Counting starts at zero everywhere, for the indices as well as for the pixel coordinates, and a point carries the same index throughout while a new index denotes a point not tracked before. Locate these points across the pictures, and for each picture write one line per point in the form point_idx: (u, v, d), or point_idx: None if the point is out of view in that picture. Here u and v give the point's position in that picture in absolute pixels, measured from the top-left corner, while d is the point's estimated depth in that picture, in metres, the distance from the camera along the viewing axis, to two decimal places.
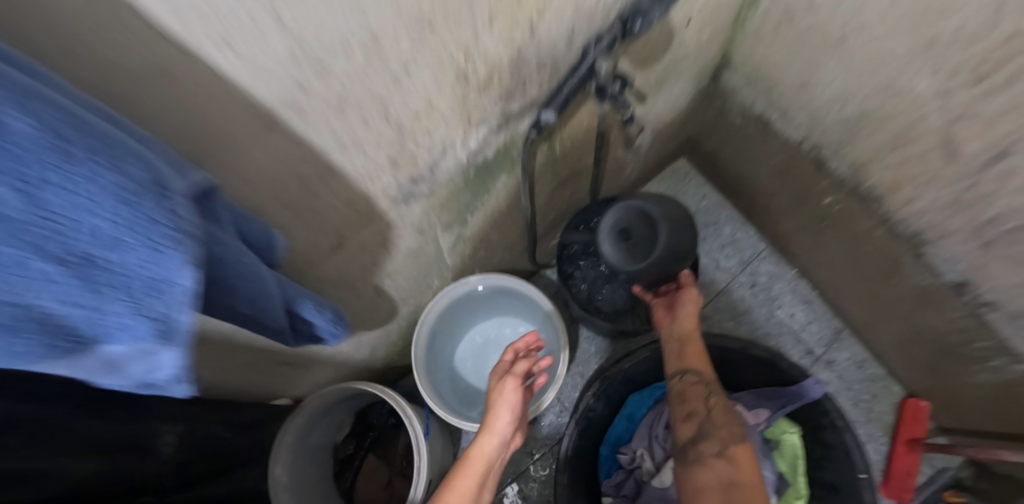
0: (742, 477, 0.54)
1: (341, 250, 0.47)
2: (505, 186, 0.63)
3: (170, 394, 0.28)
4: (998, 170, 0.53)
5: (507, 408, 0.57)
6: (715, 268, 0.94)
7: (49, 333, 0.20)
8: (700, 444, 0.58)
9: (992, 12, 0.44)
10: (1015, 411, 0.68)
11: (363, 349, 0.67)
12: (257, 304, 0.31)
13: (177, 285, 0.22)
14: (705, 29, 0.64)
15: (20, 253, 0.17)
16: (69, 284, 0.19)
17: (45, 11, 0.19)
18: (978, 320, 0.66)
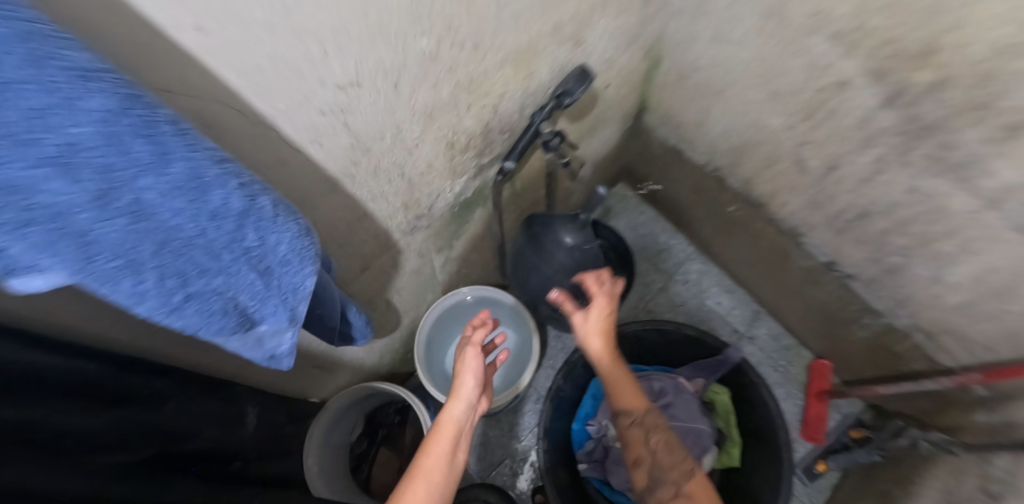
0: None
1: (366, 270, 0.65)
2: (481, 216, 0.82)
3: (277, 367, 0.43)
4: (832, 178, 0.75)
5: (467, 379, 0.72)
6: (653, 270, 1.13)
7: (242, 319, 0.35)
8: (656, 491, 0.73)
9: (812, 72, 0.66)
10: (885, 356, 0.89)
11: (373, 355, 0.82)
12: (322, 302, 0.48)
13: (305, 285, 0.38)
14: (622, 88, 0.86)
15: (248, 270, 0.33)
16: (260, 288, 0.35)
17: (237, 137, 0.36)
18: (846, 289, 0.87)
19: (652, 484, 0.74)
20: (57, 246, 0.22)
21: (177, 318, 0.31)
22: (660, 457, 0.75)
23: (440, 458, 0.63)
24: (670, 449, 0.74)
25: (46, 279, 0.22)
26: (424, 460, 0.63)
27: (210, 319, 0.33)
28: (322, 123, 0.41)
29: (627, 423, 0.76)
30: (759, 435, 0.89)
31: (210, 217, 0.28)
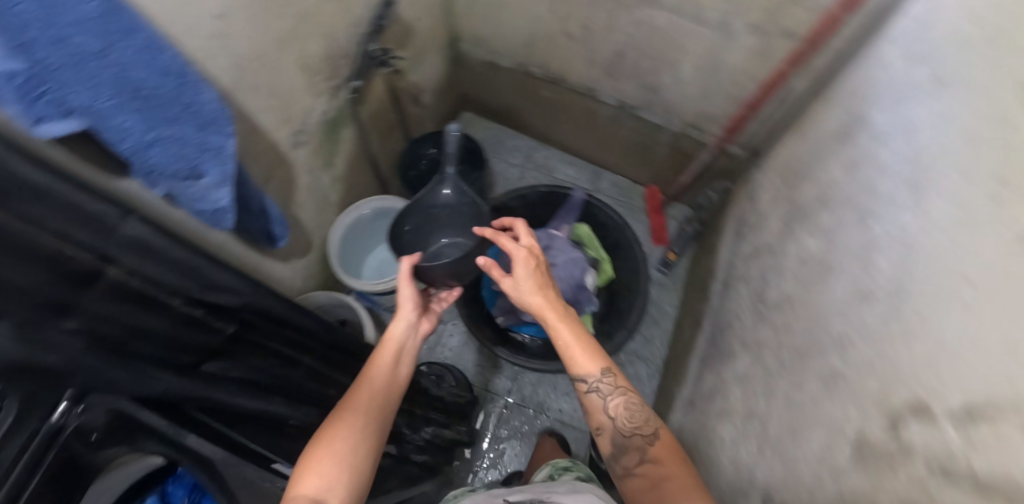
0: (667, 468, 0.70)
1: (268, 183, 0.89)
2: (348, 138, 1.05)
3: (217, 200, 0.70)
4: (587, 37, 1.05)
5: (406, 298, 0.79)
6: (507, 166, 1.34)
7: (185, 160, 0.63)
8: (623, 458, 0.73)
9: None
10: (680, 160, 1.19)
11: (294, 272, 1.04)
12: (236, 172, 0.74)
13: (221, 144, 0.66)
14: (430, 21, 1.11)
15: (178, 125, 0.61)
16: (191, 139, 0.63)
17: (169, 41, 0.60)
18: (637, 119, 1.16)
19: (616, 449, 0.75)
20: (74, 86, 0.49)
21: (151, 153, 0.59)
22: (622, 423, 0.75)
23: (382, 372, 0.71)
24: (630, 414, 0.75)
25: (71, 122, 0.51)
26: (369, 375, 0.70)
27: (168, 156, 0.61)
28: (201, 27, 0.66)
29: (586, 389, 0.76)
30: (618, 246, 1.18)
31: (156, 77, 0.56)
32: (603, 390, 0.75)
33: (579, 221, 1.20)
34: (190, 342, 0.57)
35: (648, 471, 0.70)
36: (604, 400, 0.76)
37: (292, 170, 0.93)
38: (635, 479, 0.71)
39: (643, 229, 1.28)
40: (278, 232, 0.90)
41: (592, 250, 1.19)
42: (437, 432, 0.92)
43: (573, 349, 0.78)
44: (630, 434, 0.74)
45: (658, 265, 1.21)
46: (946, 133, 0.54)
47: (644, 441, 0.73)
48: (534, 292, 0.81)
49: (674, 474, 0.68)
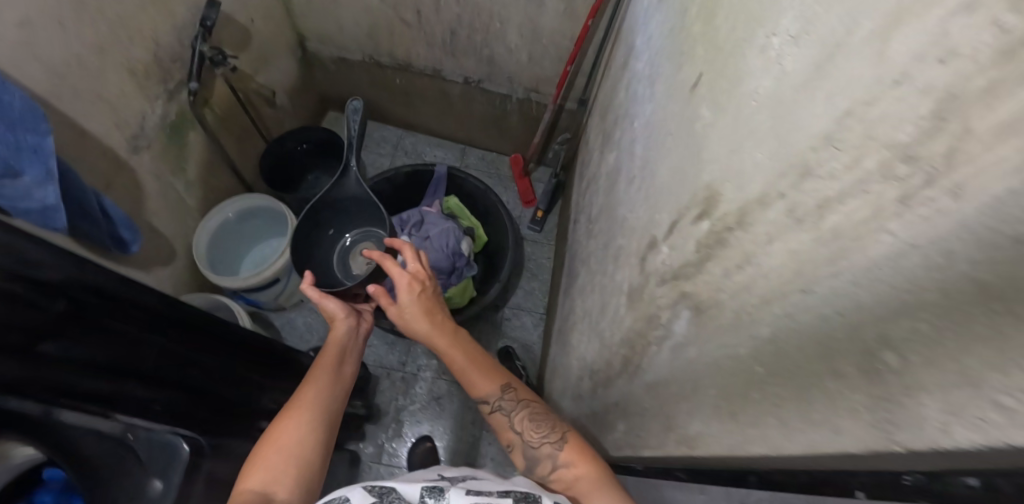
0: (577, 468, 0.61)
1: (112, 189, 0.87)
2: (199, 142, 1.05)
3: (46, 200, 0.71)
4: (424, 21, 1.13)
5: (336, 307, 0.79)
6: (378, 157, 1.41)
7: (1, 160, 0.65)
8: (537, 468, 0.65)
9: None
10: (531, 125, 1.32)
11: (162, 282, 1.01)
12: (65, 174, 0.75)
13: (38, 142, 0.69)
14: (269, 23, 1.15)
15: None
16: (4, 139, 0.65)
17: None
18: (486, 93, 1.27)
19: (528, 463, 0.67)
20: None
21: None
22: (528, 434, 0.69)
23: (325, 376, 0.71)
24: (534, 425, 0.70)
25: None
26: (312, 378, 0.70)
27: None
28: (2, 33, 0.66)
29: (490, 409, 0.74)
30: (486, 211, 1.26)
31: None
32: (505, 406, 0.73)
33: (447, 195, 1.29)
34: (20, 321, 0.56)
35: (560, 477, 0.62)
36: (505, 414, 0.73)
37: (142, 178, 0.93)
38: (553, 485, 0.63)
39: (511, 195, 1.39)
40: (127, 236, 0.88)
41: (464, 220, 1.27)
42: None
43: (472, 371, 0.76)
44: (539, 445, 0.67)
45: (530, 224, 1.32)
46: (663, 32, 0.65)
47: (552, 448, 0.65)
48: (423, 318, 0.78)
49: (585, 470, 0.61)
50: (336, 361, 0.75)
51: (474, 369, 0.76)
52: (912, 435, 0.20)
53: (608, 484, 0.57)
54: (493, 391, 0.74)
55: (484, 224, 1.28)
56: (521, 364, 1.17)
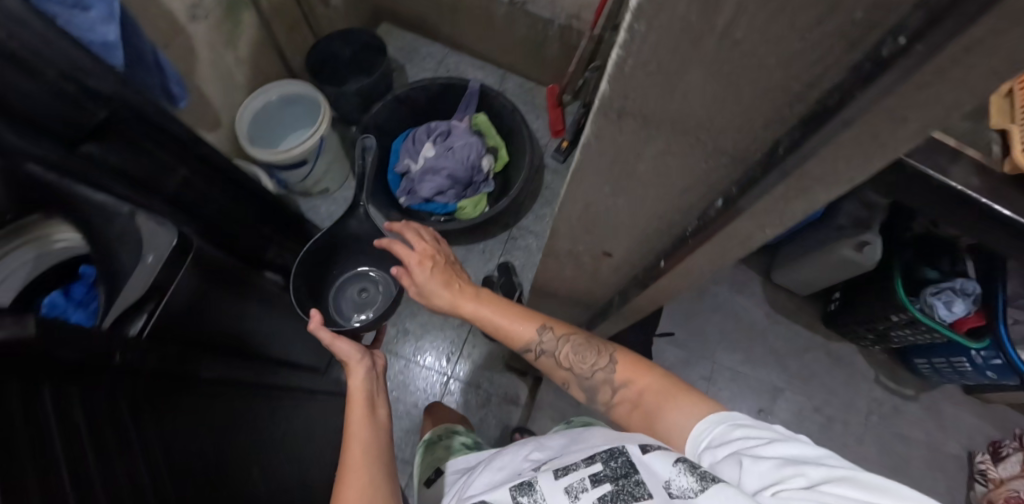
0: (634, 376, 0.63)
1: (170, 48, 0.97)
2: (251, 23, 1.14)
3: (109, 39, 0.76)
4: None
5: (349, 349, 0.70)
6: (420, 70, 1.46)
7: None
8: (598, 394, 0.66)
9: None
10: (571, 55, 1.30)
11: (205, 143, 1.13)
12: (130, 24, 0.83)
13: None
14: None
15: None
16: None
17: None
18: (530, 15, 1.25)
19: (587, 391, 0.68)
20: None
21: None
22: (579, 368, 0.66)
23: (362, 424, 0.62)
24: (578, 355, 0.66)
25: None
26: (350, 433, 0.61)
27: None
28: None
29: (535, 354, 0.68)
30: (511, 133, 1.27)
31: None
32: (547, 348, 0.67)
33: (477, 112, 1.30)
34: (71, 117, 0.61)
35: (623, 399, 0.63)
36: (551, 356, 0.68)
37: (196, 45, 1.02)
38: (619, 409, 0.65)
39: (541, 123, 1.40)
40: (175, 89, 0.96)
41: (490, 140, 1.29)
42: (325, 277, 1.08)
43: (504, 324, 0.68)
44: (590, 375, 0.66)
45: (554, 154, 1.32)
46: None
47: (605, 373, 0.64)
48: (440, 288, 0.71)
49: (646, 382, 0.61)
50: (368, 404, 0.65)
51: (504, 322, 0.68)
52: (631, 72, 0.26)
53: (667, 399, 0.58)
54: (530, 333, 0.67)
55: (507, 145, 1.30)
56: (517, 280, 1.20)
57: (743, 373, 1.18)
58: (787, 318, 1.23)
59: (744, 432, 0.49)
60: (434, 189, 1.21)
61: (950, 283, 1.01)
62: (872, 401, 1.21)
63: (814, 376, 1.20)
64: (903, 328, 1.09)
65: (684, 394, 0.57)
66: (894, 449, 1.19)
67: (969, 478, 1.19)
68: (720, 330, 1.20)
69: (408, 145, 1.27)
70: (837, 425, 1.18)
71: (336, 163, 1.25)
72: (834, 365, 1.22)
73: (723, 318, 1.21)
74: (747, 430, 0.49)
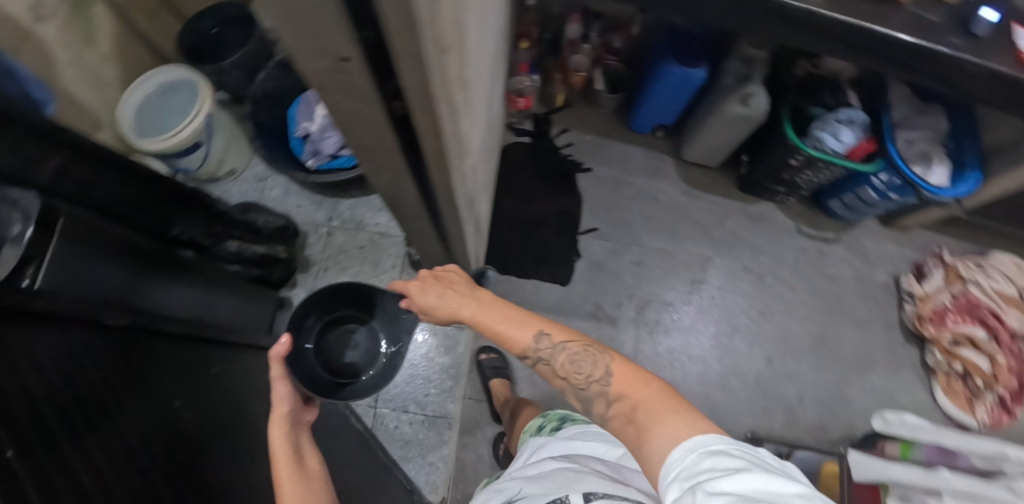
0: (625, 391, 0.54)
1: (20, 51, 0.94)
2: (106, 16, 1.10)
3: None
4: None
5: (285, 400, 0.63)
6: None
7: None
8: (593, 408, 0.56)
9: None
10: None
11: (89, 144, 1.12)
12: None
13: None
14: None
15: None
16: None
17: None
18: None
19: (584, 403, 0.57)
20: None
21: None
22: (574, 378, 0.59)
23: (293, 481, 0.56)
24: (577, 364, 0.59)
25: None
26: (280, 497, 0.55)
27: None
28: None
29: (534, 361, 0.63)
30: None
31: None
32: (545, 354, 0.61)
33: None
34: None
35: (619, 412, 0.53)
36: (551, 364, 0.61)
37: (50, 45, 0.99)
38: (613, 421, 0.53)
39: None
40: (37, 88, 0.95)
41: None
42: (244, 245, 1.09)
43: (501, 328, 0.65)
44: (586, 386, 0.57)
45: None
46: None
47: (602, 384, 0.56)
48: (440, 300, 0.71)
49: (643, 396, 0.52)
50: (292, 462, 0.59)
51: (506, 325, 0.65)
52: None
53: (645, 421, 0.49)
54: (529, 338, 0.63)
55: None
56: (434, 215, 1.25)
57: (670, 251, 1.22)
58: (704, 192, 1.27)
59: (715, 462, 0.41)
60: (337, 143, 1.21)
61: (834, 116, 1.07)
62: (798, 251, 1.26)
63: (740, 240, 1.25)
64: (805, 172, 1.14)
65: (672, 415, 0.48)
66: (825, 290, 1.25)
67: (898, 300, 1.30)
68: (641, 216, 1.24)
69: (303, 106, 1.26)
70: (768, 279, 1.23)
71: (234, 142, 1.26)
72: (756, 225, 1.26)
73: (642, 205, 1.25)
74: (718, 460, 0.41)
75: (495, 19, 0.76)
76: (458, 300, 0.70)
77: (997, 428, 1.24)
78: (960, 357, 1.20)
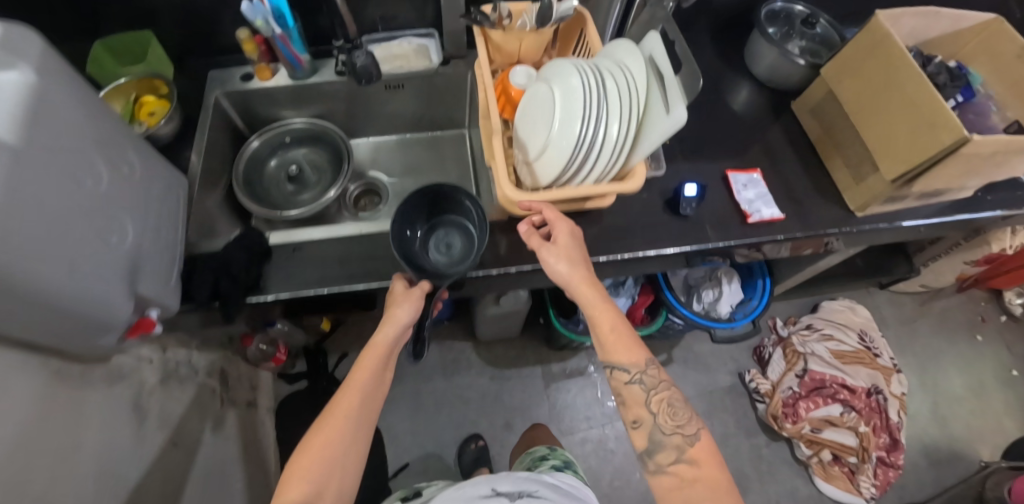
0: (706, 473, 0.53)
1: None
2: None
3: None
4: None
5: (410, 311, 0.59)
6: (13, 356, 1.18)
7: None
8: (656, 454, 0.56)
9: None
10: None
11: None
12: None
13: None
14: None
15: None
16: None
17: None
18: None
19: (651, 445, 0.57)
20: None
21: None
22: (662, 419, 0.57)
23: (371, 386, 0.58)
24: (672, 411, 0.57)
25: None
26: (346, 392, 0.57)
27: None
28: None
29: (625, 379, 0.58)
30: None
31: None
32: (647, 383, 0.57)
33: None
34: None
35: (678, 472, 0.54)
36: (646, 392, 0.57)
37: None
38: (665, 479, 0.55)
39: None
40: None
41: None
42: None
43: (611, 337, 0.58)
44: (669, 432, 0.56)
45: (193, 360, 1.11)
46: None
47: (685, 442, 0.55)
48: (570, 267, 0.59)
49: (714, 473, 0.53)
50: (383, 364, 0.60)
51: (616, 340, 0.58)
52: None
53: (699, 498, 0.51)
54: (639, 362, 0.58)
55: None
56: None
57: (497, 455, 1.10)
58: (512, 369, 1.17)
59: None
60: None
61: None
62: None
63: (564, 408, 1.14)
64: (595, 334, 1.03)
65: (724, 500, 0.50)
66: None
67: (751, 399, 1.22)
68: (452, 424, 1.12)
69: None
70: (610, 441, 1.12)
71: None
72: (577, 382, 1.16)
73: (451, 413, 1.13)
74: None
75: (68, 480, 0.58)
76: (601, 299, 0.57)
77: (886, 491, 1.17)
78: (822, 444, 1.12)
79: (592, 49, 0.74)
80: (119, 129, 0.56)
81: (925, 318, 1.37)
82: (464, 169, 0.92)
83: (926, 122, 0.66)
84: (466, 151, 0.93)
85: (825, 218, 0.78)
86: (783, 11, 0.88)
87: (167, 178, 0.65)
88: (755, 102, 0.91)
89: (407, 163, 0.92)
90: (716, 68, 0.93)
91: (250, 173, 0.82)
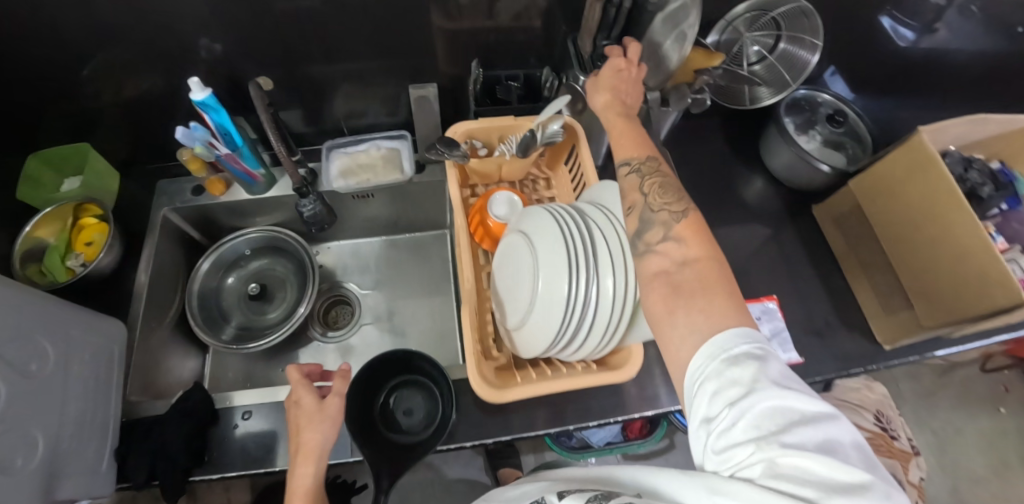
0: (696, 253, 0.42)
1: None
2: None
3: None
4: None
5: (327, 430, 0.49)
6: None
7: None
8: (646, 232, 0.45)
9: None
10: None
11: None
12: None
13: None
14: None
15: None
16: None
17: None
18: None
19: (639, 223, 0.46)
20: None
21: None
22: (653, 198, 0.47)
23: None
24: (666, 192, 0.47)
25: None
26: None
27: None
28: None
29: (625, 170, 0.50)
30: None
31: None
32: (640, 166, 0.49)
33: None
34: None
35: (667, 251, 0.43)
36: (641, 178, 0.48)
37: None
38: (649, 255, 0.44)
39: None
40: None
41: None
42: None
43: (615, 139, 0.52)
44: (658, 208, 0.46)
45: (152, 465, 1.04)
46: None
47: (673, 215, 0.45)
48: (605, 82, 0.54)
49: (704, 270, 0.41)
50: None
51: (623, 131, 0.52)
52: None
53: (691, 292, 0.39)
54: (637, 152, 0.50)
55: None
56: None
57: None
58: None
59: (745, 350, 0.35)
60: None
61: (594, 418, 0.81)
62: None
63: None
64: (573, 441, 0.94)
65: (720, 298, 0.38)
66: None
67: None
68: None
69: None
70: None
71: None
72: None
73: None
74: (740, 374, 0.35)
75: None
76: (615, 104, 0.53)
77: None
78: None
79: (588, 179, 0.63)
80: (31, 305, 0.49)
81: (945, 392, 1.29)
82: (446, 275, 0.84)
83: (975, 273, 0.57)
84: (449, 254, 0.85)
85: (849, 352, 0.69)
86: (806, 100, 0.79)
87: (99, 339, 0.57)
88: (770, 199, 0.81)
89: (383, 268, 0.84)
90: (725, 159, 0.84)
91: (203, 299, 0.74)
